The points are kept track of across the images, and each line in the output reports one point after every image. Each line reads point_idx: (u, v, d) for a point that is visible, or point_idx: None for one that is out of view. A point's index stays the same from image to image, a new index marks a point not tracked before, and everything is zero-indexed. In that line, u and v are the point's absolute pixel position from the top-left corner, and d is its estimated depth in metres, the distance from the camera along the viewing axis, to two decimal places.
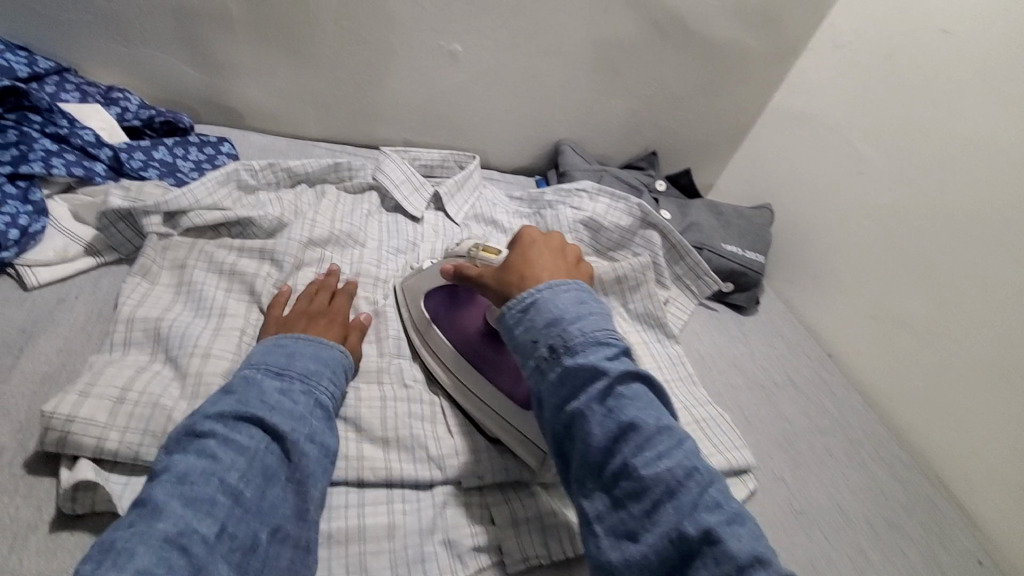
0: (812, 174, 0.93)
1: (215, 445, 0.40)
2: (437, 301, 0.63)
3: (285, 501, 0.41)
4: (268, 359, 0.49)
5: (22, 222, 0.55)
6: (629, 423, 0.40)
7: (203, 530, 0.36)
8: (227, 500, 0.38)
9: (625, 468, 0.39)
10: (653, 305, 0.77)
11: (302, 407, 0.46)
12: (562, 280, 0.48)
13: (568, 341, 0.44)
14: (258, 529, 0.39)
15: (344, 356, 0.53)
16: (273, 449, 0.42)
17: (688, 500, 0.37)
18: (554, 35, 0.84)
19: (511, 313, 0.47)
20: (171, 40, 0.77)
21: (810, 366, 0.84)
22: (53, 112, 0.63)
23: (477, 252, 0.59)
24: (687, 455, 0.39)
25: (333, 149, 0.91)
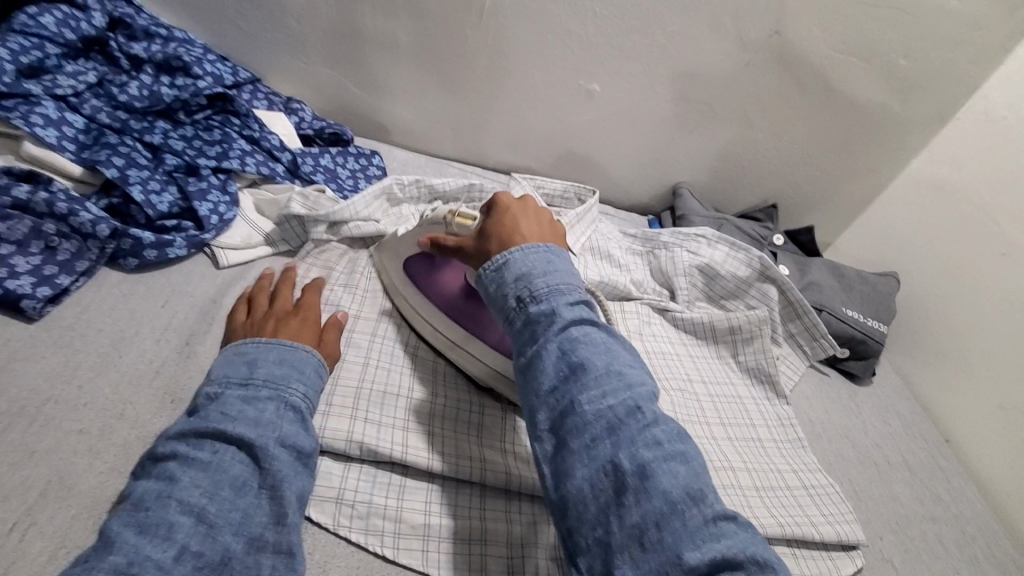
0: (948, 247, 0.89)
1: (175, 466, 0.40)
2: (417, 267, 0.63)
3: (262, 509, 0.40)
4: (231, 372, 0.47)
5: (221, 210, 0.63)
6: (580, 364, 0.41)
7: (160, 557, 0.35)
8: (192, 521, 0.37)
9: (571, 406, 0.40)
10: (765, 360, 0.76)
11: (270, 413, 0.44)
12: (533, 243, 0.49)
13: (533, 291, 0.45)
14: (230, 541, 0.38)
15: (311, 356, 0.51)
16: (239, 457, 0.41)
17: (627, 437, 0.38)
18: (690, 83, 0.86)
19: (484, 271, 0.48)
20: (344, 62, 0.87)
21: (927, 448, 0.79)
22: (249, 117, 0.73)
23: (453, 218, 0.57)
24: (634, 397, 0.40)
25: (465, 170, 0.98)
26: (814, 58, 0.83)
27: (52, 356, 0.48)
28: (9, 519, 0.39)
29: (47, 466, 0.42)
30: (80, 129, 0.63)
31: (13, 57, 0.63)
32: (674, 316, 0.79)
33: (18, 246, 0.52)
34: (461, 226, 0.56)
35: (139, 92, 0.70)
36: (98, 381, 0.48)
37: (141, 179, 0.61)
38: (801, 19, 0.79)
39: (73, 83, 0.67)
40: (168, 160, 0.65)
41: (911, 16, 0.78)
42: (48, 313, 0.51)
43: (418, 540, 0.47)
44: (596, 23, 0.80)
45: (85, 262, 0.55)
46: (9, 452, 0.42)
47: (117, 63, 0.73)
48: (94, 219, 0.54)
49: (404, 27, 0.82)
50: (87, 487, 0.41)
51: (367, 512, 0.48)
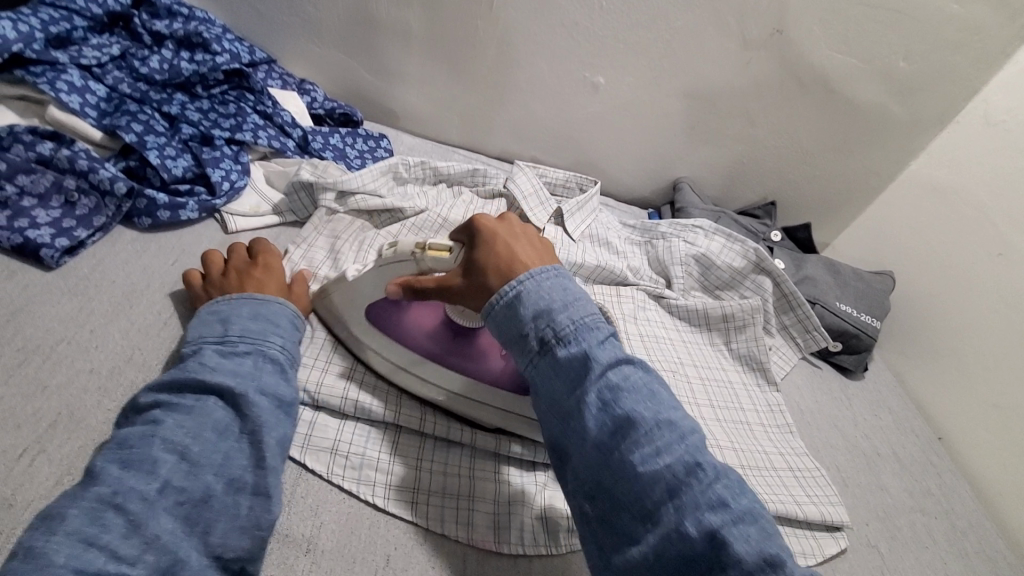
0: (946, 249, 0.90)
1: (159, 412, 0.40)
2: (384, 313, 0.55)
3: (243, 452, 0.41)
4: (205, 330, 0.48)
5: (233, 177, 0.66)
6: (626, 418, 0.38)
7: (144, 489, 0.36)
8: (174, 458, 0.38)
9: (623, 467, 0.37)
10: (758, 349, 0.77)
11: (248, 365, 0.45)
12: (542, 268, 0.44)
13: (557, 331, 0.41)
14: (211, 481, 0.38)
15: (285, 307, 0.52)
16: (221, 404, 0.42)
17: (691, 498, 0.35)
18: (693, 78, 0.88)
19: (493, 306, 0.44)
20: (357, 47, 0.90)
21: (917, 443, 0.80)
22: (263, 94, 0.76)
23: (424, 252, 0.49)
24: (690, 449, 0.37)
25: (470, 157, 1.01)
26: (816, 58, 0.85)
27: (66, 302, 0.51)
28: (20, 445, 0.41)
29: (59, 400, 0.44)
30: (102, 97, 0.66)
31: (42, 26, 0.65)
32: (668, 303, 0.80)
33: (40, 200, 0.55)
34: (436, 261, 0.49)
35: (159, 66, 0.73)
36: (109, 327, 0.50)
37: (158, 144, 0.63)
38: (803, 19, 0.81)
39: (97, 54, 0.69)
40: (184, 129, 0.67)
41: (911, 19, 0.80)
42: (65, 263, 0.54)
43: (408, 494, 0.49)
44: (602, 16, 0.82)
45: (103, 218, 0.57)
46: (23, 385, 0.44)
47: (139, 38, 0.76)
48: (112, 177, 0.57)
49: (417, 15, 0.85)
50: (94, 421, 0.43)
51: (360, 464, 0.50)
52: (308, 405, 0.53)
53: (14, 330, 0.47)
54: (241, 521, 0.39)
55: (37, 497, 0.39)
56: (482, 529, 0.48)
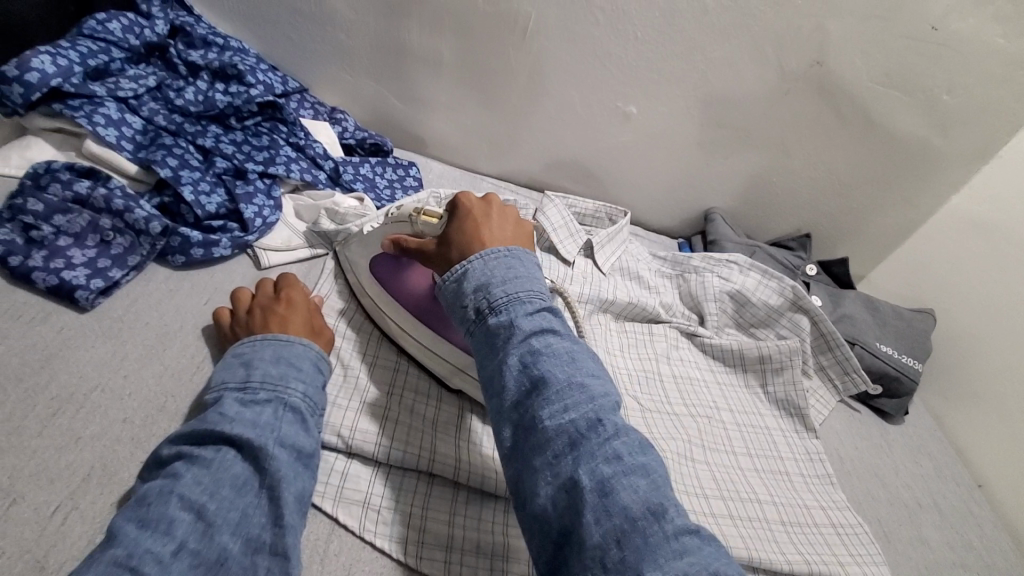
0: (991, 288, 0.86)
1: (180, 464, 0.39)
2: (383, 267, 0.61)
3: (261, 508, 0.39)
4: (227, 375, 0.46)
5: (266, 213, 0.66)
6: (541, 378, 0.40)
7: (159, 551, 0.34)
8: (191, 517, 0.36)
9: (531, 421, 0.39)
10: (796, 393, 0.75)
11: (267, 414, 0.43)
12: (493, 249, 0.48)
13: (492, 302, 0.44)
14: (228, 542, 0.36)
15: (308, 350, 0.50)
16: (240, 458, 0.40)
17: (588, 450, 0.37)
18: (728, 109, 0.86)
19: (444, 282, 0.48)
20: (388, 75, 0.90)
21: (961, 493, 0.76)
22: (295, 125, 0.76)
23: (417, 217, 0.55)
24: (596, 408, 0.39)
25: (498, 185, 1.00)
26: (855, 91, 0.82)
27: (101, 345, 0.50)
28: (53, 502, 0.40)
29: (92, 452, 0.43)
30: (137, 130, 0.67)
31: (81, 59, 0.66)
32: (702, 341, 0.79)
33: (76, 239, 0.55)
34: (427, 226, 0.54)
35: (194, 98, 0.73)
36: (143, 373, 0.49)
37: (193, 180, 0.63)
38: (842, 51, 0.79)
39: (134, 86, 0.70)
40: (219, 163, 0.67)
41: (956, 52, 0.77)
42: (99, 304, 0.53)
43: (441, 552, 0.47)
44: (636, 47, 0.81)
45: (137, 257, 0.56)
46: (57, 436, 0.43)
47: (175, 68, 0.76)
48: (147, 216, 0.57)
49: (447, 45, 0.85)
50: (128, 475, 0.43)
51: (392, 519, 0.48)
52: (341, 452, 0.51)
53: (49, 377, 0.46)
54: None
55: (68, 559, 0.38)
56: None
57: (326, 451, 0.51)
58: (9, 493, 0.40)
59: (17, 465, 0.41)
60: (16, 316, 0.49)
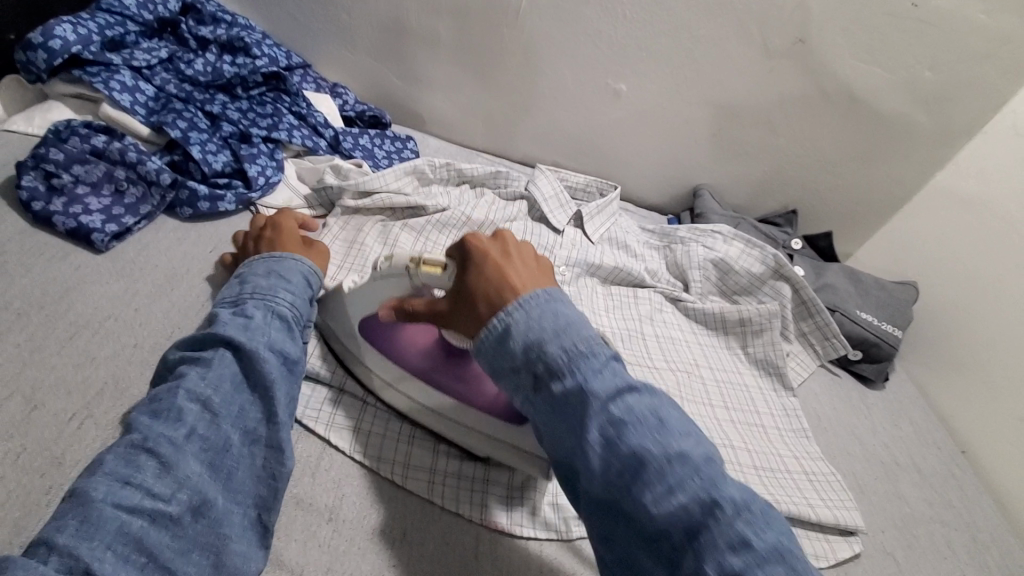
0: (974, 260, 0.88)
1: (184, 366, 0.43)
2: (376, 328, 0.54)
3: (255, 405, 0.43)
4: (227, 291, 0.51)
5: (268, 174, 0.70)
6: (633, 456, 0.37)
7: (171, 434, 0.38)
8: (198, 408, 0.40)
9: (634, 506, 0.36)
10: (775, 354, 0.77)
11: (258, 320, 0.47)
12: (531, 296, 0.43)
13: (551, 366, 0.40)
14: (230, 432, 0.41)
15: (299, 265, 0.54)
16: (233, 358, 0.44)
17: (709, 539, 0.34)
18: (715, 86, 0.89)
19: (483, 340, 0.43)
20: (389, 54, 0.94)
21: (939, 454, 0.78)
22: (298, 96, 0.81)
23: (418, 269, 0.48)
24: (704, 484, 0.35)
25: (493, 160, 1.03)
26: (838, 67, 0.85)
27: (114, 282, 0.54)
28: (69, 410, 0.44)
29: (104, 370, 0.47)
30: (151, 96, 0.71)
31: (99, 30, 0.70)
32: (685, 306, 0.82)
33: (93, 188, 0.59)
34: (432, 278, 0.48)
35: (203, 68, 0.78)
36: (152, 307, 0.53)
37: (200, 140, 0.67)
38: (825, 28, 0.81)
39: (147, 57, 0.74)
40: (225, 127, 0.71)
41: (936, 28, 0.80)
42: (113, 248, 0.57)
43: (425, 474, 0.51)
44: (626, 24, 0.84)
45: (148, 207, 0.61)
46: (73, 356, 0.47)
47: (185, 42, 0.80)
48: (158, 169, 0.61)
49: (446, 23, 0.88)
50: (136, 391, 0.47)
51: (380, 444, 0.52)
52: (333, 388, 0.55)
53: (66, 307, 0.50)
54: (258, 471, 0.41)
55: (83, 458, 0.42)
56: (496, 511, 0.50)
57: (319, 384, 0.55)
58: (31, 401, 0.44)
59: (38, 378, 0.45)
60: (38, 254, 0.53)
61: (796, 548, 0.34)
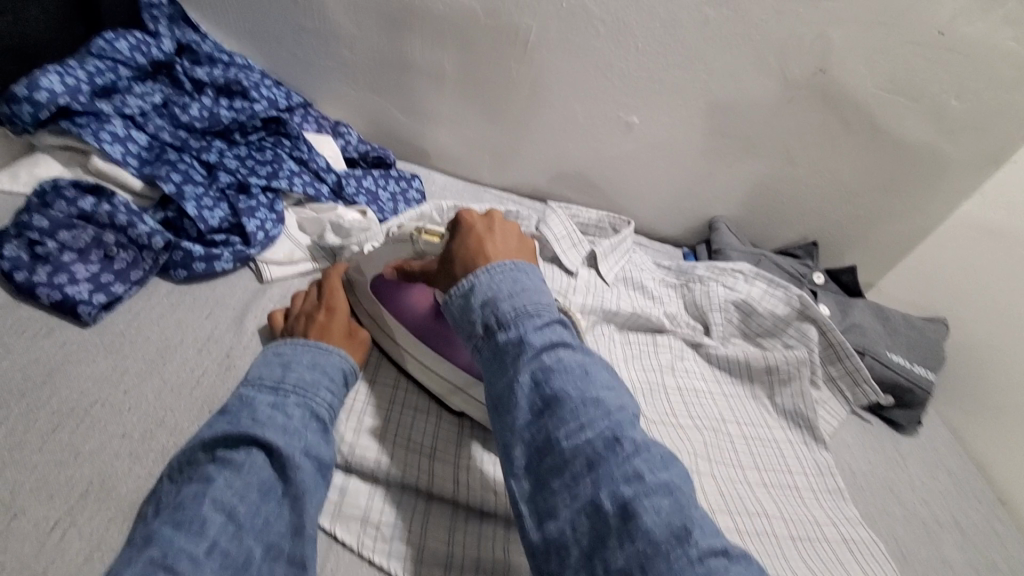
0: (1007, 296, 0.84)
1: (212, 467, 0.40)
2: (384, 287, 0.61)
3: (282, 517, 0.40)
4: (264, 372, 0.48)
5: (268, 227, 0.66)
6: (554, 397, 0.40)
7: (193, 549, 0.36)
8: (222, 518, 0.38)
9: (547, 441, 0.38)
10: (805, 404, 0.73)
11: (296, 420, 0.45)
12: (499, 262, 0.47)
13: (501, 318, 0.44)
14: (253, 545, 0.38)
15: (342, 360, 0.52)
16: (268, 464, 0.41)
17: (607, 471, 0.36)
18: (732, 118, 0.86)
19: (451, 299, 0.48)
20: (392, 89, 0.90)
21: (980, 508, 0.74)
22: (298, 139, 0.77)
23: (420, 236, 0.56)
24: (612, 425, 0.38)
25: (500, 196, 0.99)
26: (861, 97, 0.82)
27: (101, 360, 0.50)
28: (50, 518, 0.40)
29: (90, 468, 0.43)
30: (143, 146, 0.68)
31: (88, 77, 0.67)
32: (707, 351, 0.78)
33: (80, 255, 0.55)
34: (429, 243, 0.55)
35: (199, 113, 0.74)
36: (143, 387, 0.50)
37: (196, 195, 0.64)
38: (848, 58, 0.78)
39: (140, 103, 0.71)
40: (222, 177, 0.68)
41: (965, 56, 0.76)
42: (101, 319, 0.54)
43: (440, 569, 0.47)
44: (638, 56, 0.81)
45: (139, 272, 0.57)
46: (58, 452, 0.44)
47: (180, 85, 0.78)
48: (150, 232, 0.57)
49: (450, 57, 0.85)
50: (126, 490, 0.43)
51: (392, 535, 0.48)
52: (339, 468, 0.51)
53: (50, 393, 0.47)
54: None
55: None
56: None
57: None
58: (10, 509, 0.40)
59: (17, 480, 0.41)
60: (21, 331, 0.50)
61: (687, 490, 0.36)
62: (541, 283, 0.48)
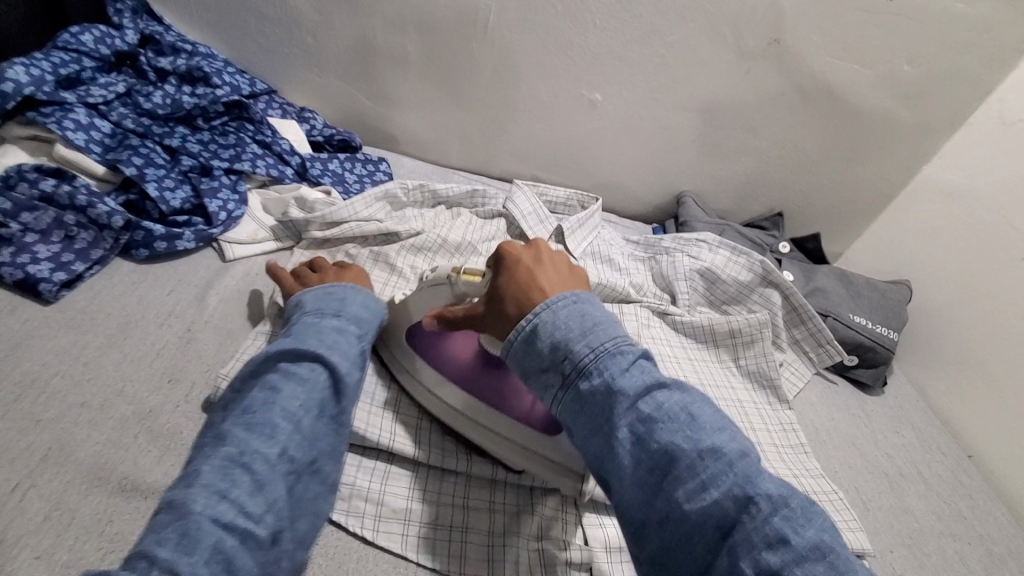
0: (966, 256, 0.86)
1: (277, 380, 0.43)
2: (422, 335, 0.57)
3: (329, 437, 0.44)
4: (323, 303, 0.51)
5: (230, 207, 0.67)
6: (665, 452, 0.36)
7: (266, 452, 0.39)
8: (289, 427, 0.41)
9: (666, 504, 0.35)
10: (767, 365, 0.75)
11: (353, 352, 0.48)
12: (557, 296, 0.44)
13: (579, 363, 0.40)
14: (307, 457, 0.42)
15: (384, 306, 0.55)
16: (329, 385, 0.44)
17: (749, 536, 0.32)
18: (692, 91, 0.87)
19: (512, 342, 0.43)
20: (357, 76, 0.91)
21: (945, 462, 0.75)
22: (262, 124, 0.78)
23: (459, 276, 0.51)
24: (740, 480, 0.34)
25: (469, 178, 1.01)
26: (816, 65, 0.83)
27: (61, 335, 0.51)
28: (11, 481, 0.41)
29: (50, 435, 0.44)
30: (106, 133, 0.68)
31: (53, 69, 0.68)
32: (674, 319, 0.79)
33: (41, 235, 0.56)
34: (471, 285, 0.51)
35: (162, 101, 0.75)
36: (103, 360, 0.50)
37: (157, 177, 0.65)
38: (801, 27, 0.79)
39: (104, 93, 0.72)
40: (184, 160, 0.69)
41: (914, 21, 0.78)
42: (64, 297, 0.55)
43: (398, 525, 0.50)
44: (597, 33, 0.82)
45: (100, 251, 0.58)
46: (17, 421, 0.45)
47: (145, 75, 0.78)
48: (110, 211, 0.58)
49: (413, 40, 0.86)
50: (85, 455, 0.44)
51: (350, 494, 0.50)
52: None
53: (10, 366, 0.48)
54: (314, 503, 0.43)
55: (26, 533, 0.39)
56: (475, 560, 0.49)
57: None
58: None
59: None
60: None
61: (835, 544, 0.33)
62: (607, 311, 0.44)
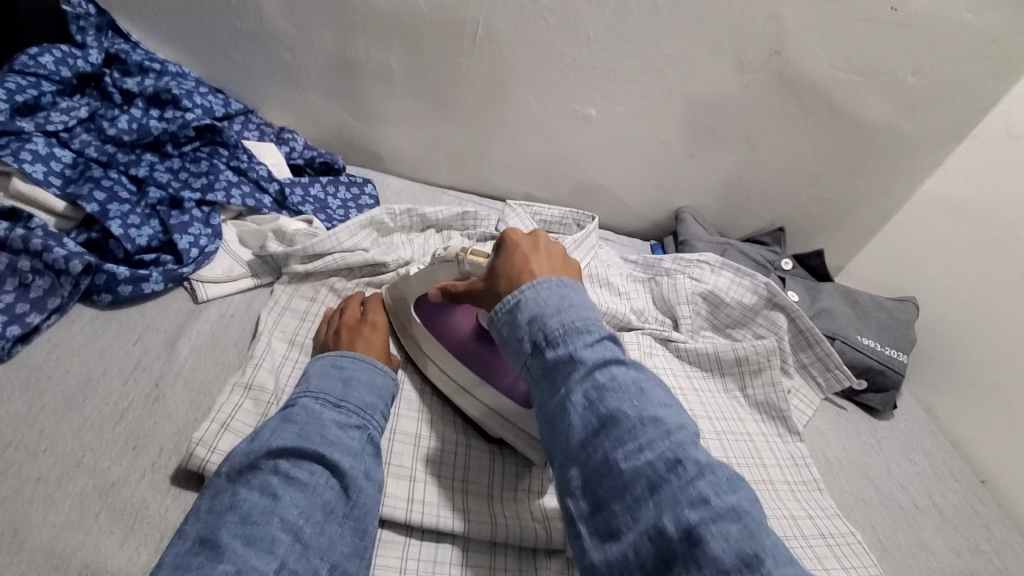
0: (973, 272, 0.84)
1: (279, 483, 0.40)
2: (428, 306, 0.61)
3: (344, 538, 0.41)
4: (328, 386, 0.49)
5: (202, 242, 0.62)
6: (610, 415, 0.37)
7: (263, 566, 0.36)
8: (290, 538, 0.38)
9: (603, 463, 0.36)
10: (778, 396, 0.72)
11: (358, 444, 0.45)
12: (545, 278, 0.45)
13: (549, 334, 0.42)
14: (319, 565, 0.38)
15: (394, 386, 0.54)
16: (334, 484, 0.42)
17: (671, 493, 0.33)
18: (689, 105, 0.84)
19: (497, 315, 0.46)
20: (339, 93, 0.87)
21: (960, 490, 0.72)
22: (237, 148, 0.73)
23: (465, 255, 0.53)
24: (673, 447, 0.35)
25: (459, 198, 0.97)
26: (817, 78, 0.80)
27: (12, 399, 0.46)
28: None
29: None
30: (67, 164, 0.63)
31: (8, 96, 0.64)
32: (677, 346, 0.75)
33: None
34: (474, 265, 0.53)
35: (128, 126, 0.69)
36: (59, 426, 0.46)
37: (121, 213, 0.60)
38: (802, 39, 0.76)
39: (65, 118, 0.67)
40: (152, 192, 0.64)
41: (918, 32, 0.75)
42: (18, 352, 0.50)
43: None
44: (590, 47, 0.78)
45: (57, 299, 0.53)
46: None
47: (110, 97, 0.73)
48: (67, 255, 0.53)
49: (397, 56, 0.82)
50: (35, 542, 0.39)
51: None
52: None
53: None
54: None
55: None
56: None
57: None
58: None
59: None
60: None
61: (753, 513, 0.32)
62: (588, 298, 0.45)
